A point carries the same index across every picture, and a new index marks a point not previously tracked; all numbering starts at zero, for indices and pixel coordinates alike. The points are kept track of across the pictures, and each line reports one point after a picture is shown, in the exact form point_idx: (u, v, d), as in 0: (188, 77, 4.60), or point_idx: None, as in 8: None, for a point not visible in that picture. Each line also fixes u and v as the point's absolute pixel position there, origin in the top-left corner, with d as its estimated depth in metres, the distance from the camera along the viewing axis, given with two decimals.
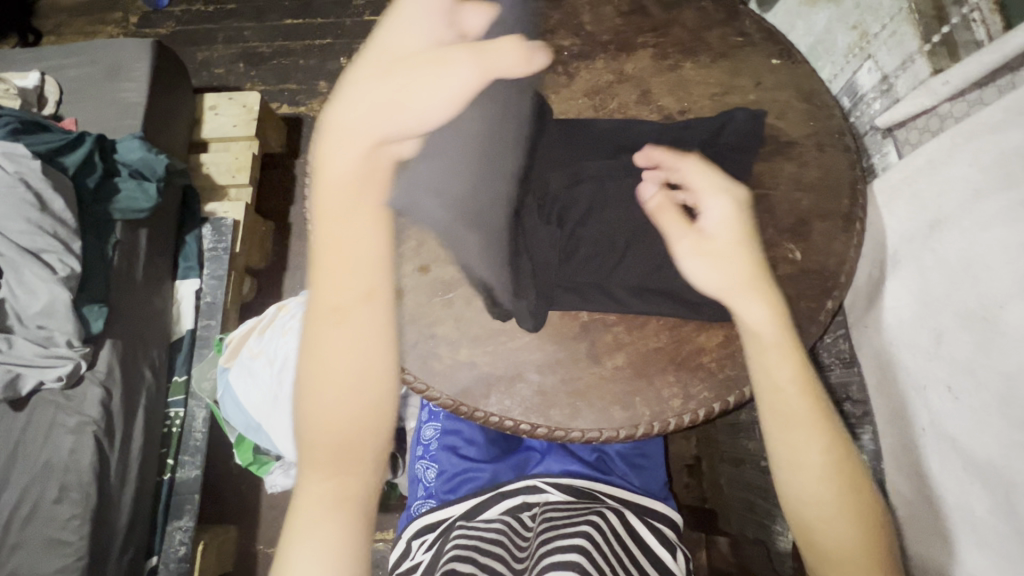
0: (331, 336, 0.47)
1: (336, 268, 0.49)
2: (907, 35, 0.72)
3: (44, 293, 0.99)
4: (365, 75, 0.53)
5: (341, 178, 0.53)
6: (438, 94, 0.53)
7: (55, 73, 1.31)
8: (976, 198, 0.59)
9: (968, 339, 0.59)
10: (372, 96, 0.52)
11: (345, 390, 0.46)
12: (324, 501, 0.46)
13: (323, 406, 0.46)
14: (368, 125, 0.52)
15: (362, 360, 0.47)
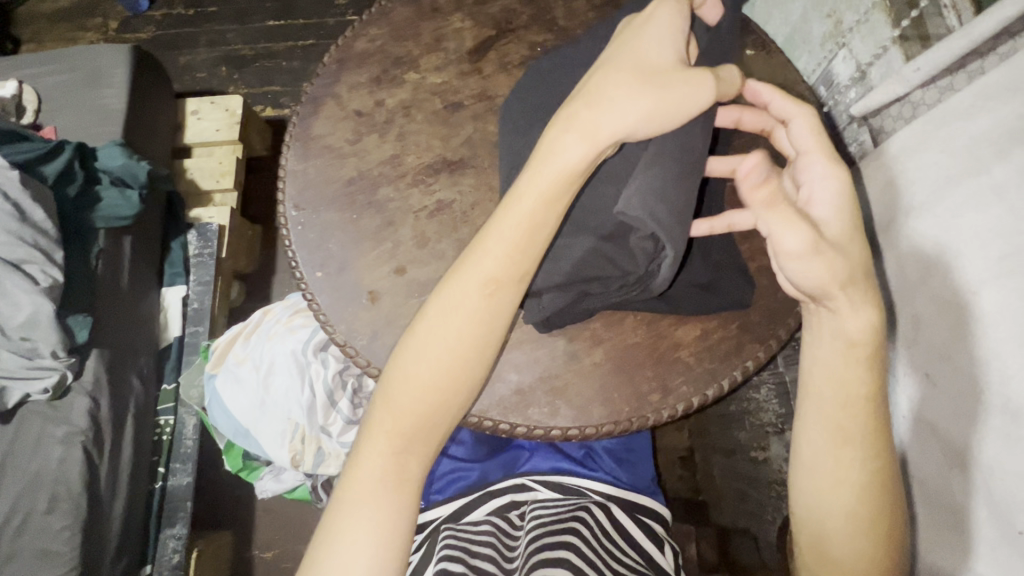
0: (442, 331, 0.56)
1: (480, 258, 0.55)
2: (880, 22, 0.72)
3: (26, 303, 0.97)
4: (628, 81, 0.51)
5: (555, 170, 0.53)
6: (684, 109, 0.51)
7: (33, 81, 1.30)
8: (947, 185, 0.59)
9: (944, 326, 0.59)
10: (630, 105, 0.51)
11: (437, 385, 0.56)
12: (387, 476, 0.55)
13: (419, 392, 0.55)
14: (610, 132, 0.52)
15: (459, 365, 0.56)
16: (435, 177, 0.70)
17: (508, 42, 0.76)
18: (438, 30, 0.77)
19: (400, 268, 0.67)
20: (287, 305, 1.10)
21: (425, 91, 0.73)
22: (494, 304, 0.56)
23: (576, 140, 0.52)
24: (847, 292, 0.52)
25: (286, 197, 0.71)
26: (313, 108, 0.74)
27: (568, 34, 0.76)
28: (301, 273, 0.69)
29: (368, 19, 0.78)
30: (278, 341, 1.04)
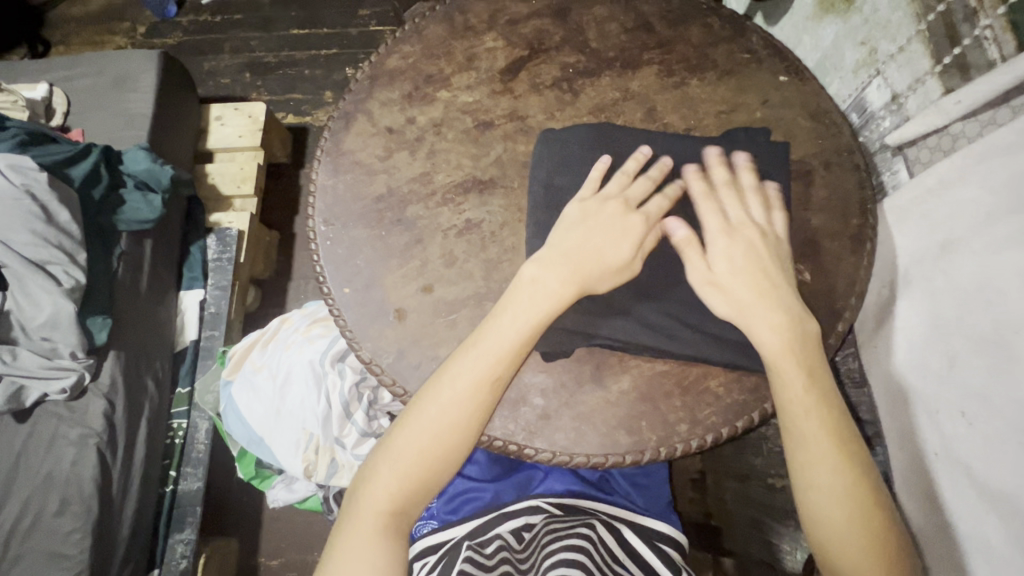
0: (446, 389, 0.60)
1: (486, 327, 0.61)
2: (919, 53, 0.71)
3: (47, 304, 0.98)
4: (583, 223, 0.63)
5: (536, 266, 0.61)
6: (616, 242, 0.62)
7: (64, 84, 1.32)
8: (988, 221, 0.58)
9: (981, 365, 0.58)
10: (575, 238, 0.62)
11: (439, 433, 0.60)
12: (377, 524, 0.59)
13: (420, 441, 0.60)
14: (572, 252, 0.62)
15: (458, 419, 0.59)
16: (464, 196, 0.70)
17: (540, 62, 0.76)
18: (470, 49, 0.77)
19: (427, 286, 0.67)
20: (305, 314, 1.11)
21: (456, 110, 0.74)
22: (493, 394, 0.60)
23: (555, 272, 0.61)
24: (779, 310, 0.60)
25: (315, 211, 0.72)
26: (344, 124, 0.75)
27: (600, 55, 0.76)
28: (327, 288, 0.69)
29: (401, 37, 0.78)
30: (296, 351, 1.04)
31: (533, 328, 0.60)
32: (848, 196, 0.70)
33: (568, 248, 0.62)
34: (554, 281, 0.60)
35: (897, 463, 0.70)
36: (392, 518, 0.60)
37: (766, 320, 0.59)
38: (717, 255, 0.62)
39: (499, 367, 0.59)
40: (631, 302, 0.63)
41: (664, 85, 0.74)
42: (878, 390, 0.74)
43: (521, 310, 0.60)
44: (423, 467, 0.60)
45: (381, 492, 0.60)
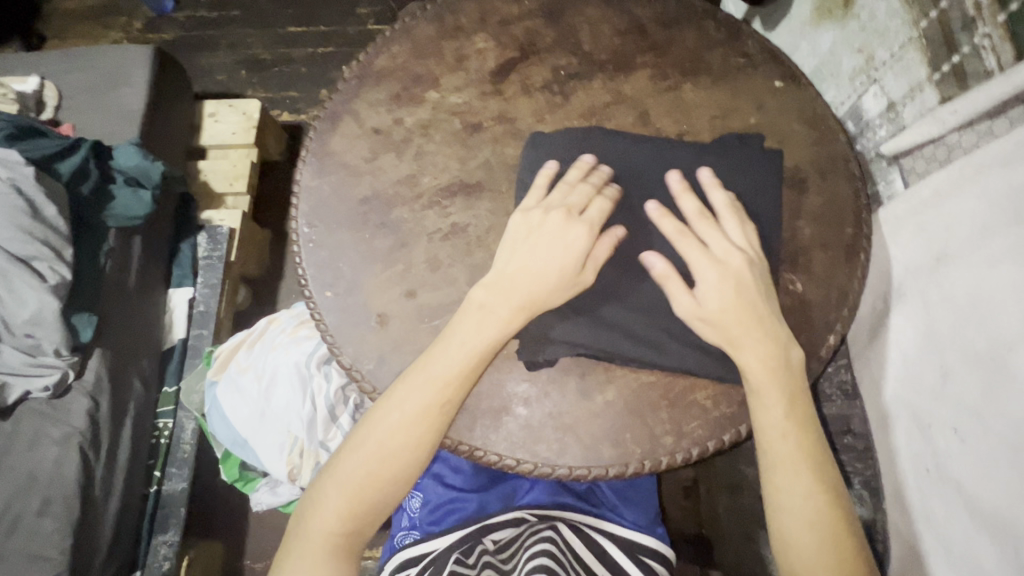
0: (394, 415, 0.59)
1: (434, 352, 0.60)
2: (915, 61, 0.70)
3: (32, 300, 0.96)
4: (524, 242, 0.62)
5: (483, 292, 0.61)
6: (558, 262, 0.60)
7: (54, 77, 1.30)
8: (984, 234, 0.57)
9: (975, 382, 0.57)
10: (519, 258, 0.61)
11: (386, 458, 0.59)
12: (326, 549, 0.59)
13: (367, 466, 0.59)
14: (519, 276, 0.60)
15: (406, 444, 0.59)
16: (451, 199, 0.68)
17: (532, 64, 0.74)
18: (460, 50, 0.76)
19: (410, 291, 0.65)
20: (292, 315, 1.09)
21: (445, 111, 0.72)
22: (442, 420, 0.59)
23: (504, 298, 0.60)
24: (768, 332, 0.59)
25: (299, 212, 0.70)
26: (331, 124, 0.73)
27: (592, 58, 0.75)
28: (309, 291, 0.67)
29: (391, 36, 0.77)
30: (282, 352, 1.02)
31: (479, 351, 0.59)
32: (842, 206, 0.69)
33: (513, 270, 0.61)
34: (499, 303, 0.60)
35: (888, 478, 0.69)
36: (341, 543, 0.59)
37: (753, 350, 0.58)
38: (706, 289, 0.59)
39: (447, 394, 0.59)
40: (617, 311, 0.61)
41: (657, 89, 0.73)
42: (870, 403, 0.73)
43: (469, 334, 0.59)
44: (372, 491, 0.59)
45: (329, 515, 0.59)
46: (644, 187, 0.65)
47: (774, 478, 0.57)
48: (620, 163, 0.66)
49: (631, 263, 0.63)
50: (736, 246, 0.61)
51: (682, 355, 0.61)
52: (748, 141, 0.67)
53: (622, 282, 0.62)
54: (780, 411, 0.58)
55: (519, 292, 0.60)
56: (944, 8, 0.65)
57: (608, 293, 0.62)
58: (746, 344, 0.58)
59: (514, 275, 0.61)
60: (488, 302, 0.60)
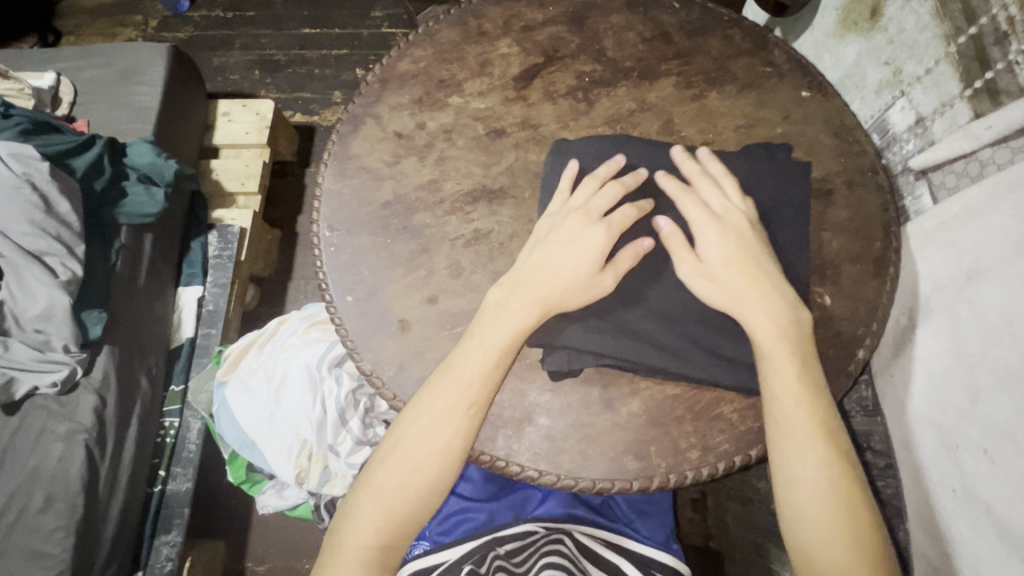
0: (421, 421, 0.58)
1: (456, 355, 0.59)
2: (946, 75, 0.70)
3: (43, 296, 0.95)
4: (542, 245, 0.61)
5: (500, 294, 0.60)
6: (569, 259, 0.60)
7: (71, 74, 1.30)
8: (1017, 252, 0.56)
9: (1005, 401, 0.56)
10: (537, 260, 0.61)
11: (417, 465, 0.58)
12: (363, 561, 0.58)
13: (399, 474, 0.58)
14: (537, 278, 0.60)
15: (436, 450, 0.58)
16: (474, 205, 0.68)
17: (555, 70, 0.74)
18: (484, 54, 0.75)
19: (431, 297, 0.65)
20: (304, 316, 1.09)
21: (468, 116, 0.72)
22: (469, 423, 0.58)
23: (521, 297, 0.59)
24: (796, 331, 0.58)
25: (319, 215, 0.70)
26: (352, 127, 0.73)
27: (617, 65, 0.74)
28: (329, 294, 0.67)
29: (414, 39, 0.77)
30: (293, 353, 1.01)
31: (502, 350, 0.58)
32: (870, 219, 0.68)
33: (534, 272, 0.60)
34: (520, 303, 0.59)
35: (912, 496, 0.68)
36: (377, 558, 0.58)
37: (757, 321, 0.57)
38: (708, 243, 0.60)
39: (472, 395, 0.58)
40: (641, 321, 0.60)
41: (682, 97, 0.72)
42: (892, 419, 0.72)
43: (489, 336, 0.59)
44: (405, 502, 0.58)
45: (363, 527, 0.58)
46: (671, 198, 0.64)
47: (791, 504, 0.55)
48: (646, 171, 0.65)
49: (659, 268, 0.62)
50: (735, 207, 0.61)
51: (705, 366, 0.60)
52: (776, 152, 0.66)
53: (647, 291, 0.61)
54: (801, 441, 0.55)
55: (536, 290, 0.59)
56: (980, 23, 0.64)
57: (635, 304, 0.61)
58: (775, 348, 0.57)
59: (531, 275, 0.60)
60: (506, 302, 0.59)
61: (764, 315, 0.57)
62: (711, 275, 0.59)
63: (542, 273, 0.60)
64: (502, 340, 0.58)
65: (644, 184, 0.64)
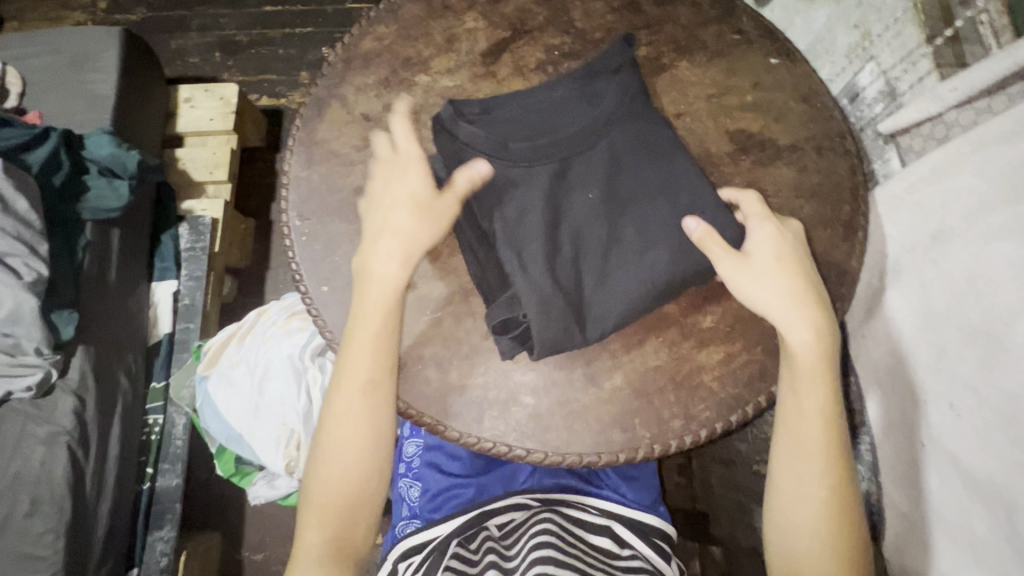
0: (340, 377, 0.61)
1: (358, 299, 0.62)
2: (911, 36, 0.70)
3: (8, 299, 0.92)
4: (392, 183, 0.63)
5: (398, 238, 0.61)
6: (404, 186, 0.62)
7: (16, 62, 1.23)
8: (982, 210, 0.58)
9: (969, 356, 0.58)
10: (396, 197, 0.62)
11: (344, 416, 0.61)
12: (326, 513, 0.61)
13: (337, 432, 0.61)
14: (394, 215, 0.62)
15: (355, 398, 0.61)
16: None
17: (524, 44, 0.72)
18: (449, 29, 0.73)
19: (410, 284, 0.66)
20: (283, 306, 1.07)
21: (436, 95, 0.70)
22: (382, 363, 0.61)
23: (395, 221, 0.61)
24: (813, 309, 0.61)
25: (288, 204, 0.68)
26: (317, 111, 0.71)
27: (586, 37, 0.73)
28: (304, 285, 0.66)
29: (376, 16, 0.74)
30: (274, 344, 1.00)
31: (387, 288, 0.61)
32: (839, 183, 0.69)
33: (382, 200, 0.63)
34: (398, 223, 0.61)
35: (884, 451, 0.70)
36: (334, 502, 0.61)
37: (802, 322, 0.60)
38: (758, 238, 0.62)
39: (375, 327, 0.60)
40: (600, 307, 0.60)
41: (652, 68, 0.72)
42: (866, 378, 0.74)
43: (377, 267, 0.61)
44: (351, 454, 0.61)
45: (321, 488, 0.62)
46: (625, 207, 0.63)
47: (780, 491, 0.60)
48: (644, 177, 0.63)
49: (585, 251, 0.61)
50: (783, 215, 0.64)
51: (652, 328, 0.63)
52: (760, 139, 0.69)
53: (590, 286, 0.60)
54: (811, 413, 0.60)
55: (398, 228, 0.61)
56: None
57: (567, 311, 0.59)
58: (792, 322, 0.60)
59: (391, 207, 0.62)
60: (384, 229, 0.61)
61: (808, 335, 0.60)
62: (749, 274, 0.60)
63: (410, 201, 0.62)
64: (381, 271, 0.61)
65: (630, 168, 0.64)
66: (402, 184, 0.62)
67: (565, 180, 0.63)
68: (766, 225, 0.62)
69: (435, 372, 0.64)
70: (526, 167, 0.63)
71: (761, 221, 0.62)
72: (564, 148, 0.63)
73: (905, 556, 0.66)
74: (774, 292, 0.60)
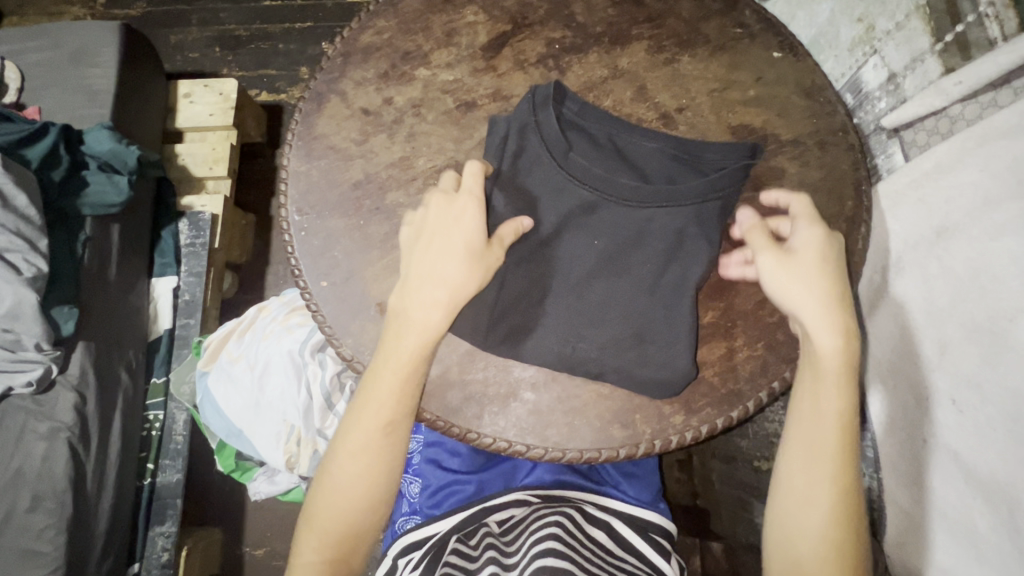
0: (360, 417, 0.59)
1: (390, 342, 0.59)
2: (918, 30, 0.69)
3: (8, 295, 0.92)
4: (443, 222, 0.59)
5: (439, 288, 0.58)
6: (454, 235, 0.58)
7: (15, 57, 1.22)
8: (986, 206, 0.58)
9: (973, 353, 0.58)
10: (447, 242, 0.58)
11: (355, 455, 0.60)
12: (324, 543, 0.61)
13: (346, 468, 0.60)
14: (444, 261, 0.58)
15: (369, 439, 0.59)
16: None
17: (525, 38, 0.72)
18: (450, 23, 0.72)
19: None
20: (283, 303, 1.07)
21: (437, 89, 0.70)
22: (404, 411, 0.60)
23: (442, 269, 0.58)
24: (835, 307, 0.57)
25: (288, 199, 0.68)
26: (316, 105, 0.70)
27: (587, 30, 0.72)
28: (303, 280, 0.66)
29: (376, 10, 0.73)
30: (274, 340, 1.00)
31: (421, 336, 0.58)
32: (843, 178, 0.68)
33: (431, 240, 0.59)
34: (445, 273, 0.58)
35: (884, 448, 0.70)
36: (333, 533, 0.61)
37: (829, 325, 0.57)
38: (802, 237, 0.60)
39: (403, 376, 0.58)
40: (584, 331, 0.61)
41: (654, 62, 0.71)
42: (867, 374, 0.74)
43: (412, 315, 0.58)
44: (357, 491, 0.61)
45: (324, 520, 0.61)
46: (625, 265, 0.63)
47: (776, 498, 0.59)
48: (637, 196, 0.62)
49: (568, 280, 0.63)
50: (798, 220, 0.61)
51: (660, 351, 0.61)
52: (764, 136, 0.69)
53: (564, 311, 0.62)
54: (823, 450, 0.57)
55: (441, 276, 0.58)
56: None
57: (536, 329, 0.62)
58: (819, 324, 0.57)
59: (438, 253, 0.58)
60: (428, 273, 0.58)
61: (833, 339, 0.57)
62: (781, 262, 0.58)
63: (461, 247, 0.58)
64: (417, 320, 0.58)
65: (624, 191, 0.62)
66: (452, 231, 0.58)
67: (582, 225, 0.63)
68: (815, 228, 0.60)
69: (435, 368, 0.64)
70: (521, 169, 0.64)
71: (811, 225, 0.60)
72: (605, 191, 0.62)
73: (904, 553, 0.66)
74: (801, 290, 0.57)
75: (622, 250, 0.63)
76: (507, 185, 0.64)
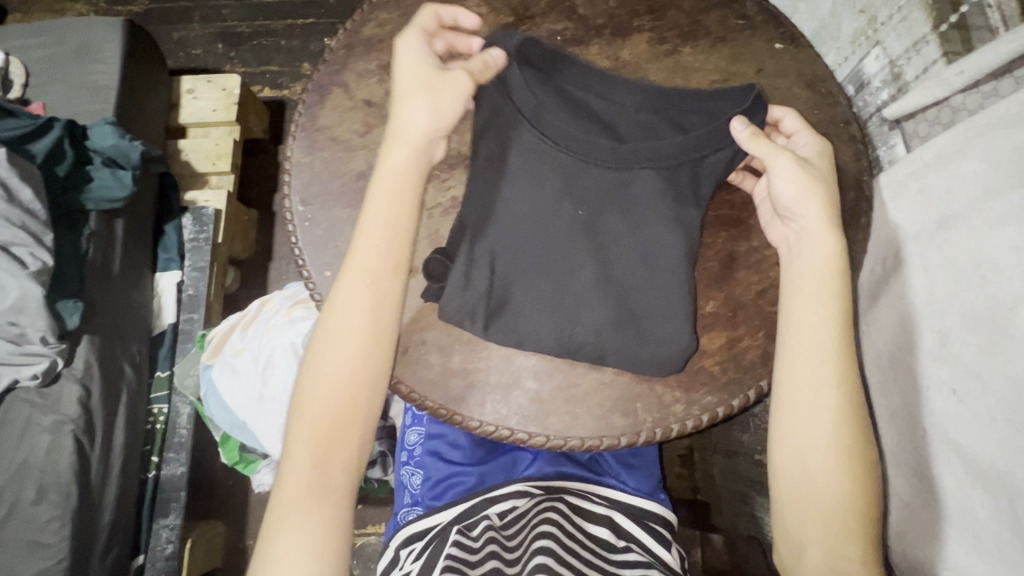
0: (332, 321, 0.60)
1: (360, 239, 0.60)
2: (918, 20, 0.69)
3: (15, 289, 0.93)
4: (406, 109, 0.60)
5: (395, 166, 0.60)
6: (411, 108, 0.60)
7: (20, 53, 1.23)
8: (986, 196, 0.58)
9: (973, 341, 0.58)
10: (410, 120, 0.60)
11: (332, 363, 0.59)
12: (303, 470, 0.57)
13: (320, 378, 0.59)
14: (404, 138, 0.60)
15: (345, 345, 0.59)
16: (451, 172, 0.71)
17: (527, 30, 0.72)
18: None
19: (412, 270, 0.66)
20: (285, 296, 1.08)
21: None
22: (379, 312, 0.60)
23: (397, 149, 0.60)
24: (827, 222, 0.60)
25: (290, 189, 0.68)
26: (319, 97, 0.71)
27: (589, 23, 0.72)
28: (307, 271, 0.66)
29: (378, 2, 0.74)
30: (277, 332, 1.01)
31: (389, 224, 0.60)
32: None
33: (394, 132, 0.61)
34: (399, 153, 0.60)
35: (886, 439, 0.71)
36: (311, 453, 0.58)
37: (823, 232, 0.60)
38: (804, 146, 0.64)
39: (372, 269, 0.60)
40: (579, 305, 0.62)
41: (656, 53, 0.72)
42: (870, 366, 0.74)
43: (378, 205, 0.60)
44: (335, 404, 0.59)
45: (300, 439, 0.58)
46: (619, 246, 0.63)
47: (786, 471, 0.59)
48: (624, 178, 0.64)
49: (563, 248, 0.63)
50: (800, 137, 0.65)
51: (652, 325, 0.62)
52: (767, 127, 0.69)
53: (568, 284, 0.62)
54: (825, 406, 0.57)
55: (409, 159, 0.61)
56: None
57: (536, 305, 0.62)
58: (814, 249, 0.60)
59: (401, 134, 0.60)
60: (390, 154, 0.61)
61: (830, 242, 0.60)
62: (792, 166, 0.60)
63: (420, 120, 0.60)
64: (385, 209, 0.60)
65: (614, 169, 0.63)
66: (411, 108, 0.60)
67: (574, 199, 0.64)
68: (813, 138, 0.64)
69: (438, 357, 0.65)
70: (526, 158, 0.64)
71: (804, 139, 0.64)
72: (595, 174, 0.63)
73: (905, 543, 0.67)
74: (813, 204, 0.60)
75: (614, 224, 0.64)
76: (508, 178, 0.64)
